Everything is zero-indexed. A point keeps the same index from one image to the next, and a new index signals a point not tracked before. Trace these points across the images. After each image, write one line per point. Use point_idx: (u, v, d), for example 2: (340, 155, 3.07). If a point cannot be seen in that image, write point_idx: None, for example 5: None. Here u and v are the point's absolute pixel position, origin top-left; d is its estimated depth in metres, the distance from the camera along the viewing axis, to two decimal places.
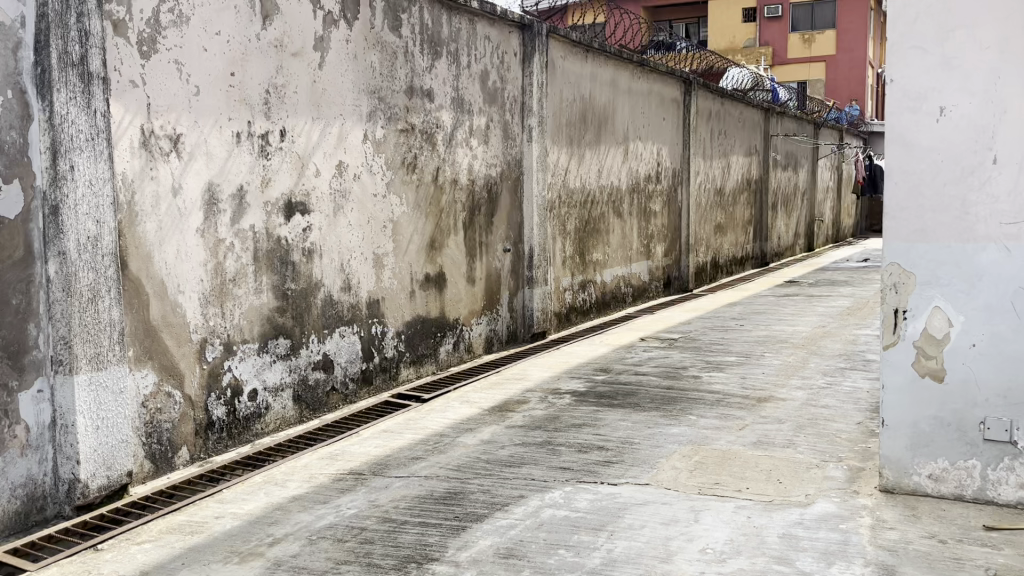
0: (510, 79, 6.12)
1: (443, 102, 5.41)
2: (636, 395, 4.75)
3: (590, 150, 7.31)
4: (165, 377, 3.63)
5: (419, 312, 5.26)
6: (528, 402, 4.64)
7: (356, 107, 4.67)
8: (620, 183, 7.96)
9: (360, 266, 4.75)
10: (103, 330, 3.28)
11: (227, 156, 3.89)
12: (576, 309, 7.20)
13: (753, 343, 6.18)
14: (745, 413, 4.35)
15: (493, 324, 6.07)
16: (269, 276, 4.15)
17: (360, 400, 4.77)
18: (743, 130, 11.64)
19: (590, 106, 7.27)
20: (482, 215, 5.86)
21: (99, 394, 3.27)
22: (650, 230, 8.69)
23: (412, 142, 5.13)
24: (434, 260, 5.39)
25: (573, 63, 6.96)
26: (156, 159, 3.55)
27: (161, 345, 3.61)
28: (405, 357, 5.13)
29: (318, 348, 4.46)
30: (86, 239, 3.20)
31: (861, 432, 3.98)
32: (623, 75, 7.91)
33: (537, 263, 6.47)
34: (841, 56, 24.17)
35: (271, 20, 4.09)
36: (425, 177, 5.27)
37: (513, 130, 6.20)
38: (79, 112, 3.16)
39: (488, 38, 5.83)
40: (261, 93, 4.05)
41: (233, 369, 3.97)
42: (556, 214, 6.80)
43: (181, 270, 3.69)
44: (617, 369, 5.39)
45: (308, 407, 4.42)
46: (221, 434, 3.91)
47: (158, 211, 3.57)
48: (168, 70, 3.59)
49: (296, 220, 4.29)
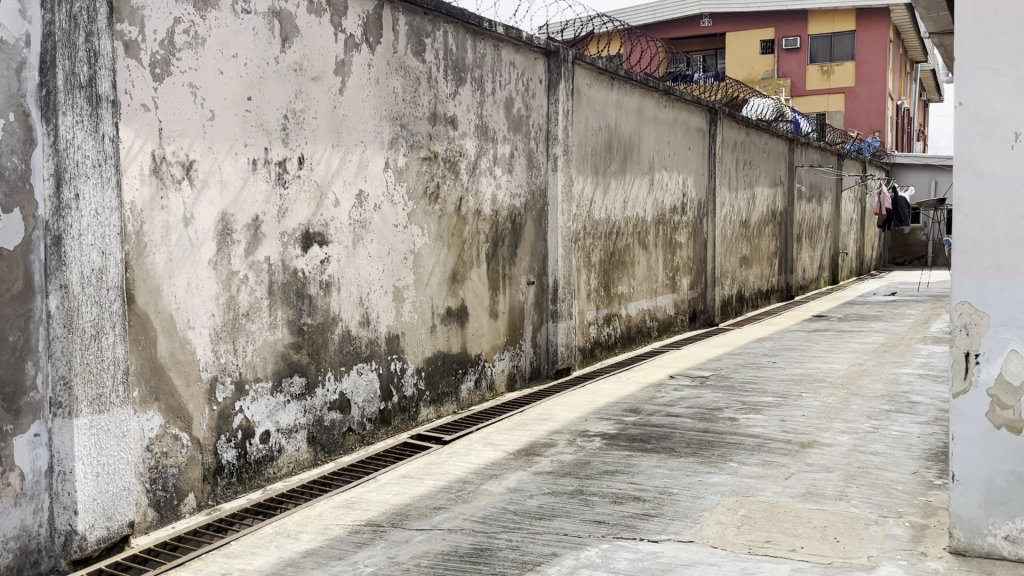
0: (535, 107, 5.93)
1: (467, 130, 5.22)
2: (671, 438, 4.47)
3: (616, 180, 7.10)
4: (172, 419, 3.40)
5: (440, 347, 5.02)
6: (556, 445, 4.37)
7: (378, 134, 4.47)
8: (646, 214, 7.72)
9: (380, 300, 4.52)
10: (106, 368, 3.06)
11: (241, 184, 3.69)
12: (600, 344, 6.94)
13: (789, 382, 5.89)
14: (789, 460, 4.06)
15: (516, 360, 5.81)
16: (285, 310, 3.93)
17: (377, 441, 4.52)
18: (767, 160, 11.41)
19: (615, 135, 7.06)
20: (505, 247, 5.63)
21: (100, 439, 3.04)
22: (676, 262, 8.44)
23: (435, 171, 4.93)
24: (456, 293, 5.16)
25: (599, 91, 6.78)
26: (167, 188, 3.35)
27: (168, 385, 3.38)
28: (425, 396, 4.88)
29: (334, 387, 4.22)
30: (90, 271, 3.00)
31: (918, 483, 3.68)
32: (649, 103, 7.72)
33: (562, 297, 6.22)
34: (861, 87, 23.98)
35: (291, 42, 3.91)
36: (447, 208, 5.06)
37: (538, 158, 6.00)
38: (85, 137, 2.97)
39: (513, 65, 5.65)
40: (278, 119, 3.86)
41: (245, 410, 3.73)
42: (581, 246, 6.57)
43: (192, 304, 3.47)
44: (648, 410, 5.11)
45: (323, 450, 4.17)
46: (231, 479, 3.67)
47: (168, 242, 3.36)
48: (181, 94, 3.40)
49: (314, 252, 4.07)
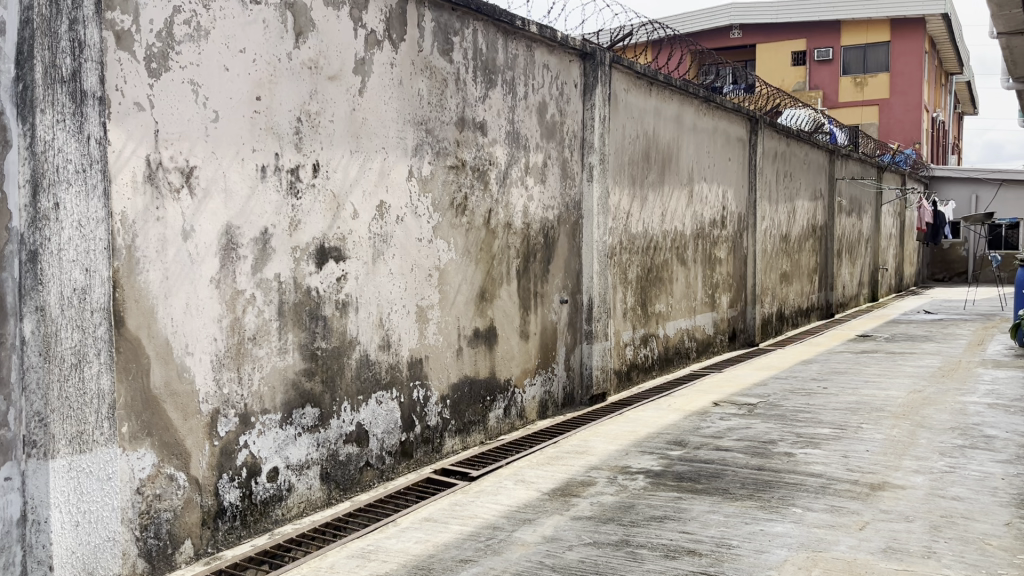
0: (570, 113, 5.52)
1: (497, 136, 4.83)
2: (723, 477, 4.02)
3: (653, 192, 6.67)
4: (167, 457, 3.01)
5: (467, 373, 4.61)
6: (596, 484, 3.94)
7: (401, 139, 4.09)
8: (684, 228, 7.28)
9: (401, 321, 4.13)
10: (89, 402, 2.67)
11: (249, 194, 3.31)
12: (637, 367, 6.50)
13: (845, 412, 5.40)
14: (860, 506, 3.59)
15: (548, 385, 5.39)
16: (296, 333, 3.54)
17: (398, 477, 4.11)
18: (808, 172, 10.93)
19: (653, 143, 6.64)
20: (537, 263, 5.22)
21: (81, 482, 2.65)
22: (715, 278, 7.98)
23: (462, 181, 4.54)
24: (484, 312, 4.75)
25: (636, 96, 6.36)
26: (164, 196, 2.98)
27: (163, 419, 3.00)
28: (450, 426, 4.47)
29: (350, 418, 3.82)
30: (71, 291, 2.62)
31: (1014, 538, 3.20)
32: (688, 110, 7.30)
33: (597, 316, 5.79)
34: (896, 99, 23.36)
35: (305, 37, 3.54)
36: (476, 220, 4.66)
37: (572, 168, 5.59)
38: (68, 138, 2.60)
39: (547, 67, 5.26)
40: (291, 121, 3.49)
41: (250, 445, 3.34)
42: (617, 261, 6.14)
43: (191, 327, 3.10)
44: (694, 443, 4.66)
45: (338, 487, 3.78)
46: (233, 523, 3.27)
47: (164, 258, 2.99)
48: (182, 92, 3.03)
49: (329, 268, 3.69)
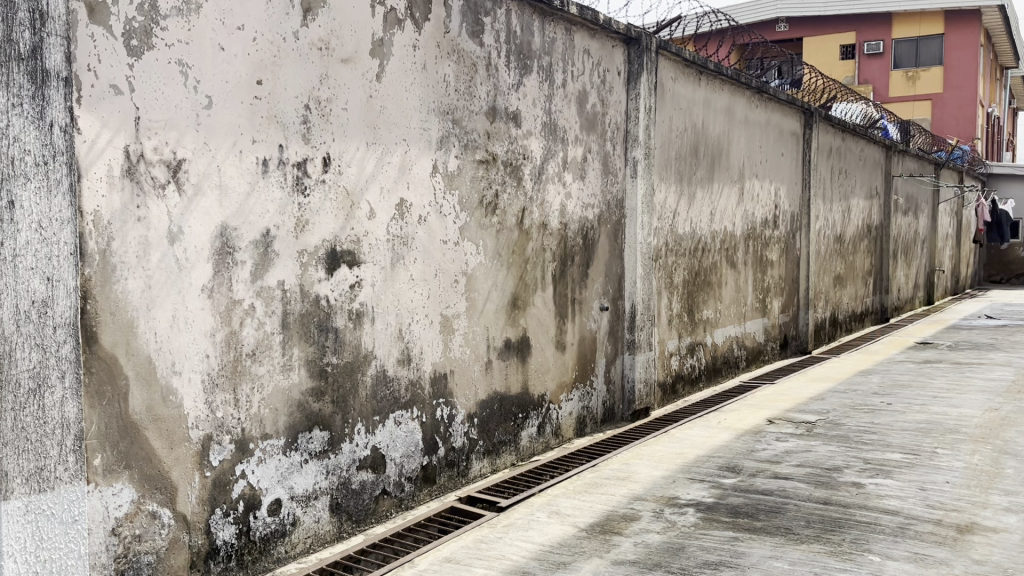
0: (612, 103, 5.06)
1: (532, 128, 4.39)
2: (784, 514, 3.54)
3: (702, 189, 6.18)
4: (149, 492, 2.63)
5: (497, 389, 4.18)
6: (640, 520, 3.48)
7: (424, 131, 3.68)
8: (735, 228, 6.77)
9: (424, 332, 3.72)
10: (50, 433, 2.30)
11: (248, 190, 2.92)
12: (682, 378, 6.02)
13: (915, 433, 4.87)
14: (949, 555, 3.08)
15: (586, 400, 4.94)
16: (302, 348, 3.15)
17: (419, 506, 3.70)
18: (863, 169, 10.31)
19: (702, 136, 6.15)
20: (575, 266, 4.78)
21: (41, 527, 2.28)
22: (767, 282, 7.46)
23: (493, 176, 4.11)
24: (516, 322, 4.32)
25: (684, 86, 5.88)
26: (146, 194, 2.59)
27: (145, 448, 2.62)
28: (477, 447, 4.05)
29: (365, 441, 3.42)
30: (29, 304, 2.25)
31: None
32: (740, 102, 6.78)
33: (640, 324, 5.32)
34: (950, 94, 22.45)
35: (315, 14, 3.14)
36: (507, 220, 4.23)
37: (614, 163, 5.13)
38: (25, 125, 2.23)
39: (587, 53, 4.81)
40: (298, 109, 3.09)
41: (248, 475, 2.95)
42: (663, 265, 5.66)
43: (179, 343, 2.71)
44: (749, 469, 4.18)
45: (350, 519, 3.38)
46: (228, 564, 2.89)
47: (147, 264, 2.60)
48: (168, 73, 2.64)
49: (341, 275, 3.29)
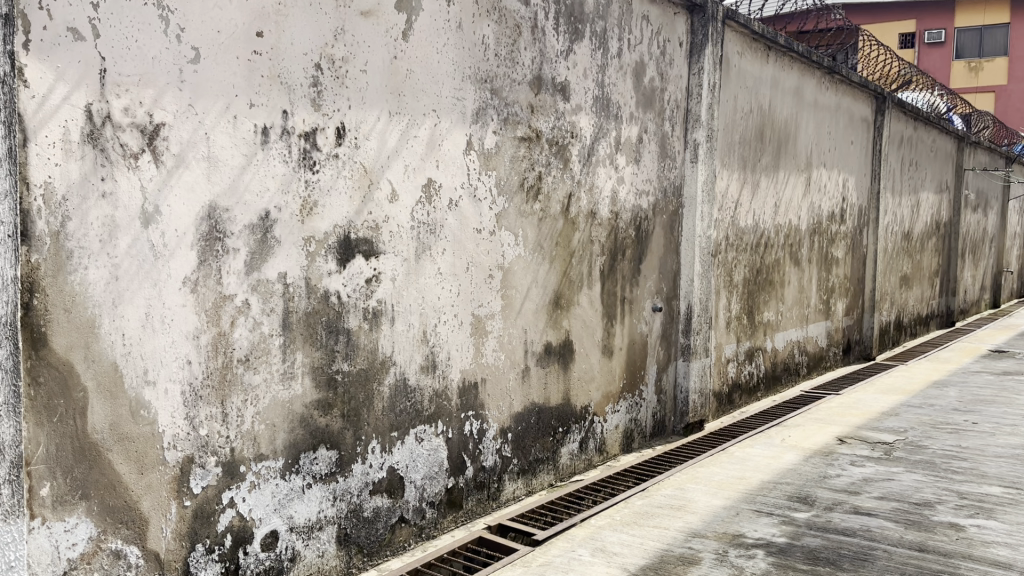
0: (672, 78, 4.50)
1: (582, 103, 3.85)
2: (873, 562, 2.98)
3: (767, 177, 5.59)
4: (113, 526, 2.17)
5: (535, 399, 3.67)
6: (700, 565, 2.94)
7: (457, 100, 3.16)
8: (800, 222, 6.16)
9: (452, 335, 3.22)
10: None
11: (243, 163, 2.44)
12: (739, 387, 5.45)
13: (1012, 462, 4.25)
14: None
15: (634, 411, 4.40)
16: (307, 352, 2.66)
17: (443, 534, 3.21)
18: (934, 161, 9.58)
19: (768, 119, 5.56)
20: (626, 261, 4.24)
21: None
22: (832, 282, 6.84)
23: (536, 156, 3.58)
24: (558, 323, 3.80)
25: (751, 62, 5.28)
26: (114, 163, 2.12)
27: (108, 473, 2.15)
28: (511, 466, 3.55)
29: (380, 461, 2.93)
30: None
31: None
32: (809, 83, 6.15)
33: (696, 327, 4.77)
34: (1014, 86, 21.31)
35: None
36: (552, 207, 3.70)
37: (673, 145, 4.56)
38: None
39: (646, 19, 4.24)
40: (307, 70, 2.59)
41: (239, 504, 2.48)
42: (722, 261, 5.09)
43: (153, 346, 2.23)
44: (825, 501, 3.62)
45: (361, 552, 2.89)
46: None
47: (113, 249, 2.12)
48: (143, 17, 2.16)
49: (356, 267, 2.80)
